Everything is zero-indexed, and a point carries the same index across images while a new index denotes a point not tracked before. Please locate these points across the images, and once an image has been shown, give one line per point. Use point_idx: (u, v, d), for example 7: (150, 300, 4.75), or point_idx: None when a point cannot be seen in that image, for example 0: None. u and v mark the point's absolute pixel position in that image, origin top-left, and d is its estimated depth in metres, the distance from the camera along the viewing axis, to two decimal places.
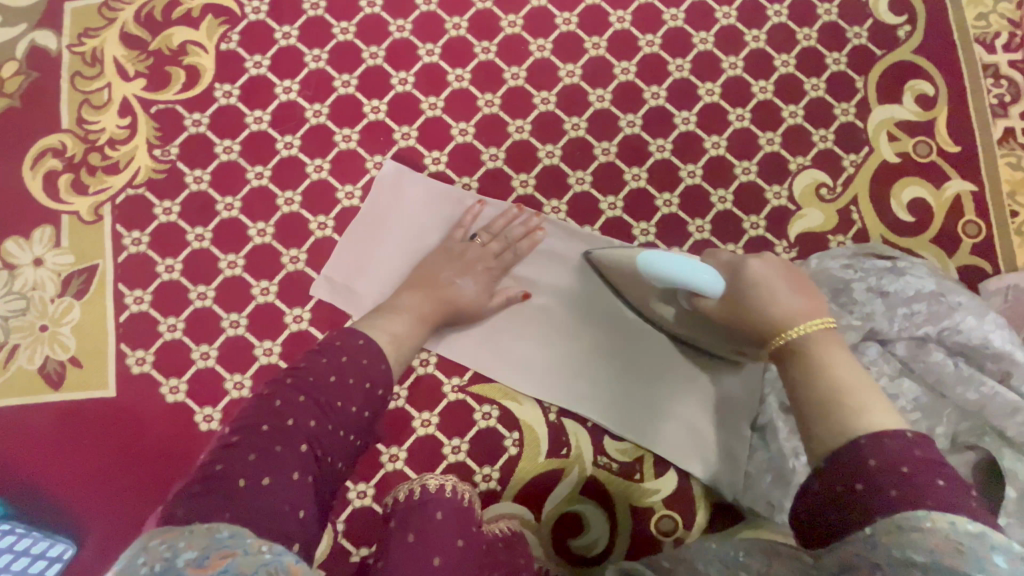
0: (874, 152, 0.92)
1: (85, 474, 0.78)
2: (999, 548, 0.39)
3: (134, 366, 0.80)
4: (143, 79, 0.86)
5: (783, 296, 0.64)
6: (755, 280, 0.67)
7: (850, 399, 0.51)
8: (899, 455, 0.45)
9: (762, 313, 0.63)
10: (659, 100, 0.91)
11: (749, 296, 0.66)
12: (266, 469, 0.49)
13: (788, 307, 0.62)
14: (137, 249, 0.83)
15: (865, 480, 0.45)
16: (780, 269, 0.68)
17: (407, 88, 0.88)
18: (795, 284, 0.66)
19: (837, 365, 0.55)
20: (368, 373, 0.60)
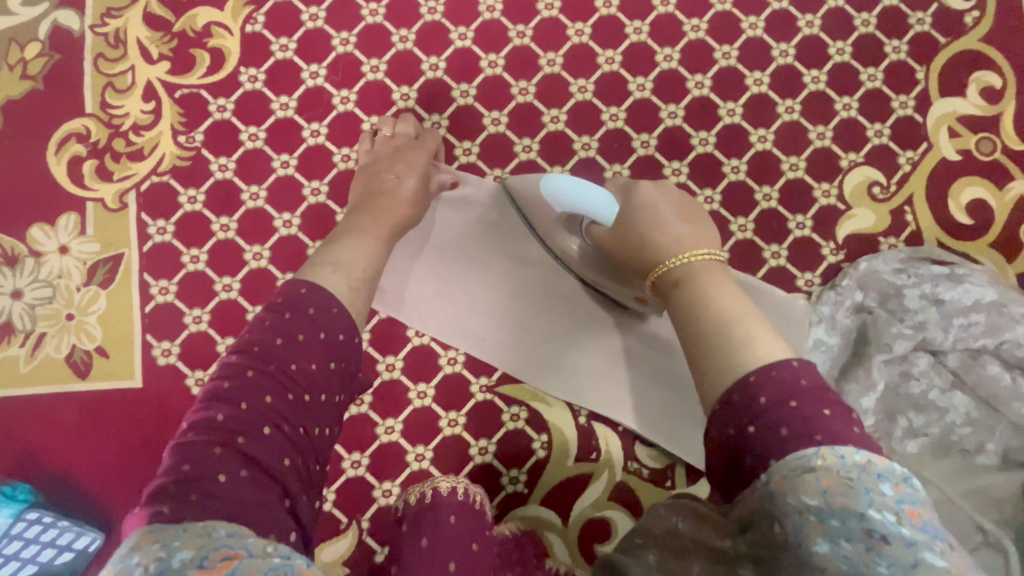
0: (933, 149, 0.86)
1: (111, 462, 0.78)
2: (882, 473, 0.40)
3: (160, 357, 0.80)
4: (167, 62, 0.83)
5: (671, 224, 0.64)
6: (648, 207, 0.66)
7: (737, 330, 0.50)
8: (787, 389, 0.45)
9: (649, 237, 0.63)
10: (703, 90, 0.86)
11: (640, 223, 0.65)
12: (236, 461, 0.44)
13: (675, 234, 0.62)
14: (162, 238, 0.81)
15: (757, 421, 0.45)
16: (671, 197, 0.68)
17: (438, 74, 0.84)
18: (683, 213, 0.66)
19: (722, 294, 0.54)
20: (321, 322, 0.53)
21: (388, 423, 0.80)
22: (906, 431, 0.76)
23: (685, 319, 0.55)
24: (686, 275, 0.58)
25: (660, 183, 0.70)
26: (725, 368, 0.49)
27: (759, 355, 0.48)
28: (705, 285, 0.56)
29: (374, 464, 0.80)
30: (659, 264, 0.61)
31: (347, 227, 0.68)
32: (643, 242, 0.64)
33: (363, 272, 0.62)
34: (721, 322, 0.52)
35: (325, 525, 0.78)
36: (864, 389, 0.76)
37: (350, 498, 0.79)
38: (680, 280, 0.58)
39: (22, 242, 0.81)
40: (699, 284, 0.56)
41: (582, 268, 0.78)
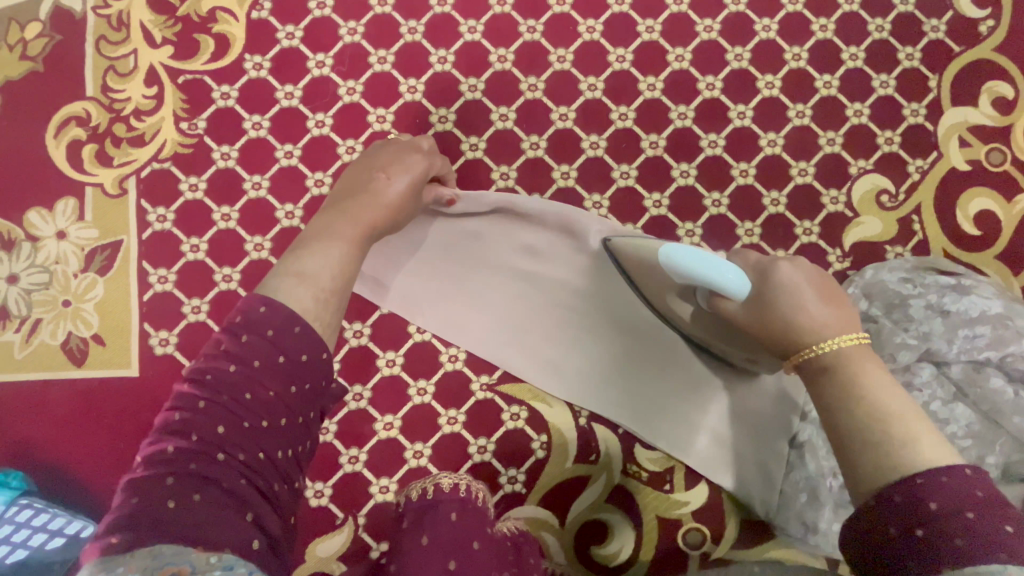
0: (943, 158, 0.85)
1: (105, 451, 0.77)
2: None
3: (157, 347, 0.79)
4: (170, 47, 0.81)
5: (813, 305, 0.57)
6: (785, 285, 0.58)
7: (899, 432, 0.47)
8: (962, 498, 0.41)
9: (791, 320, 0.56)
10: (714, 92, 0.85)
11: (778, 300, 0.58)
12: (191, 486, 0.43)
13: (821, 319, 0.55)
14: (161, 226, 0.80)
15: (924, 524, 0.41)
16: (809, 273, 0.60)
17: (446, 67, 0.83)
18: (826, 291, 0.59)
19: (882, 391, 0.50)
20: (282, 346, 0.49)
21: (386, 419, 0.80)
22: None
23: (834, 410, 0.51)
24: (838, 363, 0.53)
25: (798, 260, 0.61)
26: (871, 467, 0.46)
27: (925, 457, 0.45)
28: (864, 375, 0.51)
29: (372, 460, 0.79)
30: (801, 347, 0.56)
31: (308, 235, 0.59)
32: (780, 321, 0.57)
33: (332, 282, 0.56)
34: (875, 416, 0.48)
35: (320, 520, 0.78)
36: None
37: (346, 494, 0.78)
38: (828, 368, 0.54)
39: (19, 226, 0.80)
40: (858, 376, 0.51)
41: (693, 330, 0.74)
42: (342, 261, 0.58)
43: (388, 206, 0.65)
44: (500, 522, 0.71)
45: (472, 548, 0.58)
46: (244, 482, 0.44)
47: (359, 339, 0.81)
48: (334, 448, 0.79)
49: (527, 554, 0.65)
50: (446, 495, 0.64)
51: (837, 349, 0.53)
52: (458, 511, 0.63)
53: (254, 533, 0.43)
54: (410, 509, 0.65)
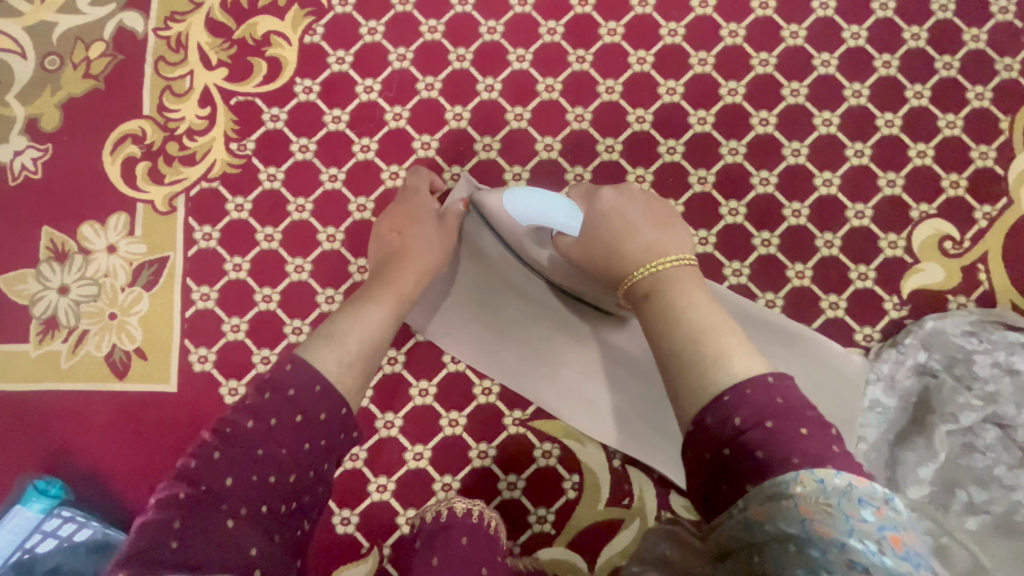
0: (1013, 205, 0.80)
1: (140, 464, 0.78)
2: (864, 498, 0.39)
3: (196, 363, 0.79)
4: (225, 69, 0.83)
5: (643, 231, 0.61)
6: (611, 216, 0.63)
7: (709, 348, 0.48)
8: (764, 408, 0.43)
9: (617, 242, 0.61)
10: (767, 127, 0.82)
11: (607, 234, 0.62)
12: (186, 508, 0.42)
13: (642, 242, 0.60)
14: (207, 244, 0.81)
15: (731, 443, 0.43)
16: (631, 201, 0.65)
17: (493, 95, 0.83)
18: (652, 216, 0.63)
19: (693, 305, 0.53)
20: (300, 403, 0.49)
21: (416, 449, 0.79)
22: (965, 506, 0.71)
23: (660, 337, 0.52)
24: (655, 287, 0.56)
25: (620, 184, 0.67)
26: (693, 390, 0.47)
27: (735, 372, 0.46)
28: (676, 292, 0.54)
29: (400, 489, 0.78)
30: (626, 275, 0.59)
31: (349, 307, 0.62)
32: (610, 249, 0.61)
33: (360, 346, 0.56)
34: (693, 336, 0.50)
35: (346, 548, 0.77)
36: (921, 459, 0.73)
37: (373, 523, 0.77)
38: (648, 292, 0.56)
39: (73, 238, 0.82)
40: (674, 297, 0.54)
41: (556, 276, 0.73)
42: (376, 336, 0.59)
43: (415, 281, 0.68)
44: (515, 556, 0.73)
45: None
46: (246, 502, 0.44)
47: (393, 366, 0.80)
48: (362, 475, 0.78)
49: None
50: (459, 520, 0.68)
51: (656, 271, 0.57)
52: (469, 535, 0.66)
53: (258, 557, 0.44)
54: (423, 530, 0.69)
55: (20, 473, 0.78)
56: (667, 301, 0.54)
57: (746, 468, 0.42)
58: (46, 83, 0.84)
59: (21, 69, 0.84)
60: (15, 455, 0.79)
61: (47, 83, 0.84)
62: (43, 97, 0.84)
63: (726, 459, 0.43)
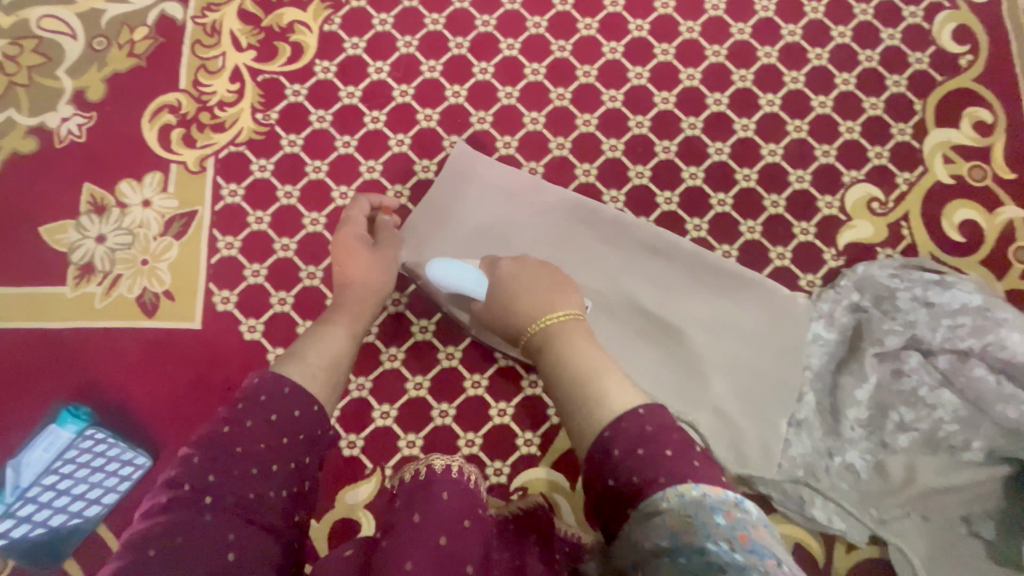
0: (928, 172, 0.95)
1: (164, 393, 0.86)
2: (715, 505, 0.44)
3: (219, 304, 0.89)
4: (254, 51, 0.96)
5: (536, 295, 0.73)
6: (506, 280, 0.77)
7: (592, 388, 0.58)
8: (640, 437, 0.51)
9: (516, 306, 0.73)
10: (720, 107, 0.96)
11: (504, 294, 0.75)
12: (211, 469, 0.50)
13: (533, 300, 0.72)
14: (232, 200, 0.92)
15: (614, 474, 0.50)
16: (521, 267, 0.79)
17: (487, 76, 0.96)
18: (536, 277, 0.77)
19: (580, 355, 0.63)
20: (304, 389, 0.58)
21: (417, 379, 0.88)
22: (897, 425, 0.83)
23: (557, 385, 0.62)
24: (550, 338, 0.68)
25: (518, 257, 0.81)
26: (585, 425, 0.55)
27: (612, 406, 0.55)
28: (563, 344, 0.66)
29: (402, 416, 0.87)
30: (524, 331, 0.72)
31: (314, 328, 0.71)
32: (509, 309, 0.74)
33: (328, 360, 0.66)
34: (579, 381, 0.60)
35: (352, 469, 0.85)
36: (858, 381, 0.84)
37: (377, 445, 0.86)
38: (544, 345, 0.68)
39: (112, 194, 0.92)
40: (562, 346, 0.66)
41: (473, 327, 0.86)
42: (342, 349, 0.70)
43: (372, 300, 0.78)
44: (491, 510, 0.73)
45: (462, 527, 0.54)
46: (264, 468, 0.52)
47: (396, 306, 0.91)
48: (367, 402, 0.88)
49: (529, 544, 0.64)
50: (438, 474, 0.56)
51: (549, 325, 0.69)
52: (450, 491, 0.56)
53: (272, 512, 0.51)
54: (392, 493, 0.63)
55: (53, 400, 0.86)
56: (560, 349, 0.66)
57: (626, 489, 0.49)
58: (93, 61, 0.95)
59: (72, 48, 0.96)
60: (48, 384, 0.86)
61: (95, 61, 0.95)
62: (90, 72, 0.95)
63: (612, 488, 0.50)
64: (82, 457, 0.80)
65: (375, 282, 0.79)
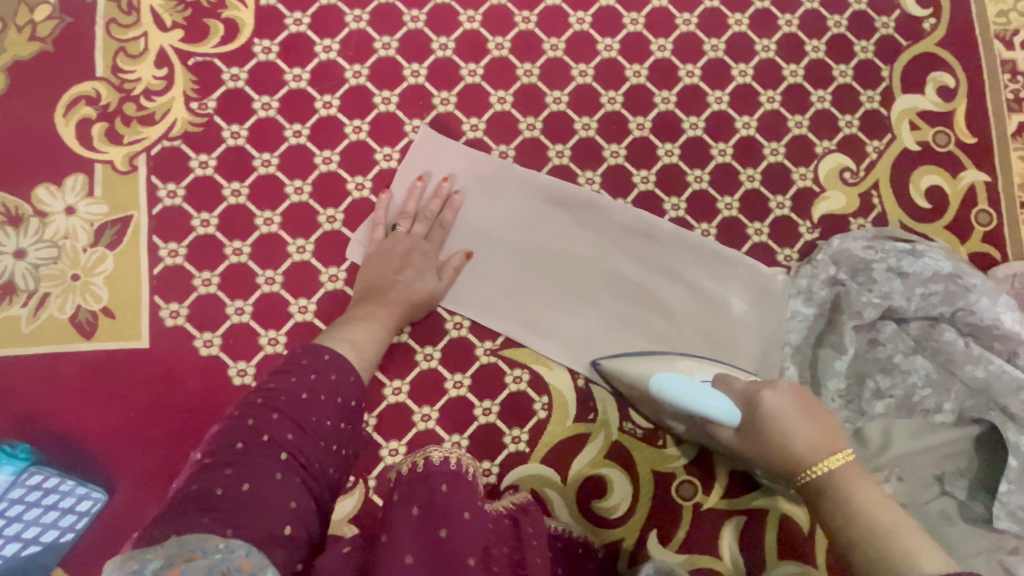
0: (896, 139, 0.95)
1: (116, 421, 0.79)
2: None
3: (168, 318, 0.80)
4: (180, 30, 0.85)
5: (805, 433, 0.67)
6: (773, 418, 0.68)
7: (906, 552, 0.57)
8: None
9: (780, 445, 0.68)
10: (693, 78, 0.93)
11: (775, 433, 0.68)
12: (245, 476, 0.52)
13: (811, 445, 0.67)
14: (172, 202, 0.82)
15: None
16: (792, 394, 0.71)
17: (447, 53, 0.89)
18: (811, 414, 0.69)
19: (877, 510, 0.62)
20: (339, 388, 0.64)
21: (395, 384, 0.84)
22: (873, 393, 0.85)
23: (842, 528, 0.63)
24: (835, 491, 0.64)
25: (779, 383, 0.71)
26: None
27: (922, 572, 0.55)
28: (859, 498, 0.63)
29: (381, 423, 0.83)
30: (800, 472, 0.67)
31: (354, 315, 0.76)
32: (760, 446, 0.69)
33: (373, 354, 0.73)
34: (879, 533, 0.60)
35: None
36: (838, 353, 0.85)
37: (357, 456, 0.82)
38: (827, 493, 0.65)
39: (27, 201, 0.81)
40: (856, 494, 0.63)
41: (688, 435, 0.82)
42: (379, 341, 0.74)
43: (413, 302, 0.79)
44: (490, 504, 0.69)
45: (463, 517, 0.54)
46: (298, 481, 0.54)
47: None
48: None
49: (526, 524, 0.63)
50: (437, 466, 0.56)
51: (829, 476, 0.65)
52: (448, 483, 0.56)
53: (287, 519, 0.51)
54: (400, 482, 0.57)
55: None
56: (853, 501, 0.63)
57: None
58: None
59: None
60: None
61: None
62: None
63: None
64: (34, 480, 0.72)
65: (423, 282, 0.81)
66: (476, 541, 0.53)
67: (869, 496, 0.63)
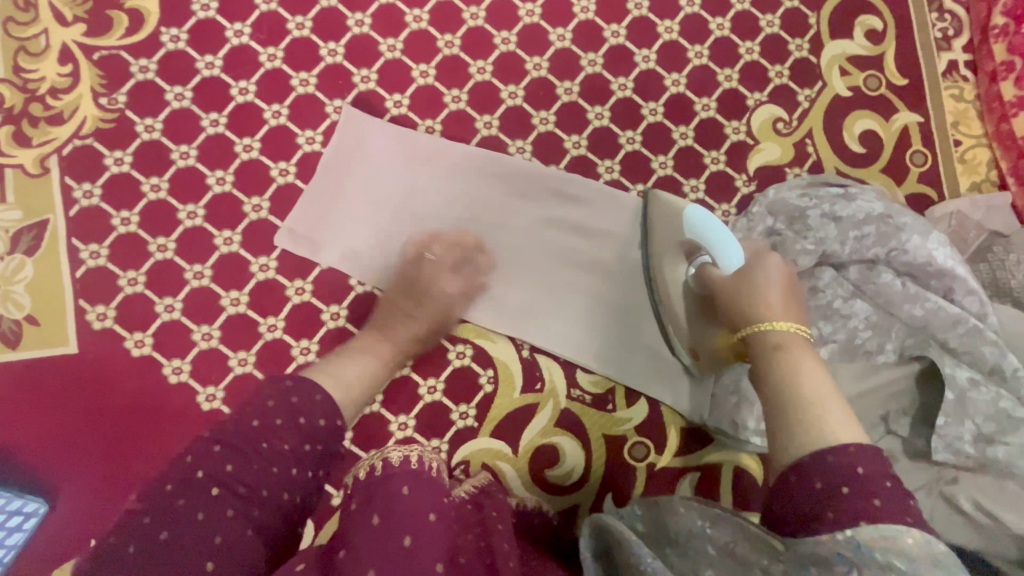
0: (827, 87, 0.94)
1: (53, 429, 0.77)
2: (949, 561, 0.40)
3: (96, 322, 0.79)
4: (83, 25, 0.82)
5: (774, 297, 0.62)
6: (762, 279, 0.65)
7: (829, 410, 0.47)
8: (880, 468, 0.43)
9: (754, 298, 0.63)
10: (619, 39, 0.91)
11: (750, 287, 0.65)
12: (205, 498, 0.48)
13: (775, 305, 0.60)
14: (89, 202, 0.80)
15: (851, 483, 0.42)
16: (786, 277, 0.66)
17: (364, 29, 0.86)
18: (790, 293, 0.63)
19: (813, 374, 0.52)
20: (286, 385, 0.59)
21: None
22: (817, 340, 0.84)
23: (766, 383, 0.53)
24: (778, 345, 0.55)
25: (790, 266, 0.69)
26: (802, 437, 0.46)
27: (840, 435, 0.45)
28: (794, 356, 0.54)
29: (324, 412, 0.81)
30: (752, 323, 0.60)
31: (355, 349, 0.72)
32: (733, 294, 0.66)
33: (362, 384, 0.68)
34: (806, 393, 0.49)
35: None
36: None
37: None
38: (766, 347, 0.56)
39: None
40: (795, 355, 0.54)
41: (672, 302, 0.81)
42: (368, 370, 0.70)
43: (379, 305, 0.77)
44: (453, 491, 0.63)
45: (427, 521, 0.46)
46: (263, 498, 0.51)
47: (302, 296, 0.81)
48: None
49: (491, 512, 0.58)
50: (398, 468, 0.48)
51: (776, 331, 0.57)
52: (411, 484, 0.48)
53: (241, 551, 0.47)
54: (354, 490, 0.49)
55: None
56: (786, 361, 0.53)
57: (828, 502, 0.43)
58: None
59: None
60: None
61: None
62: None
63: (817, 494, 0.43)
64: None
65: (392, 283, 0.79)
66: (445, 547, 0.45)
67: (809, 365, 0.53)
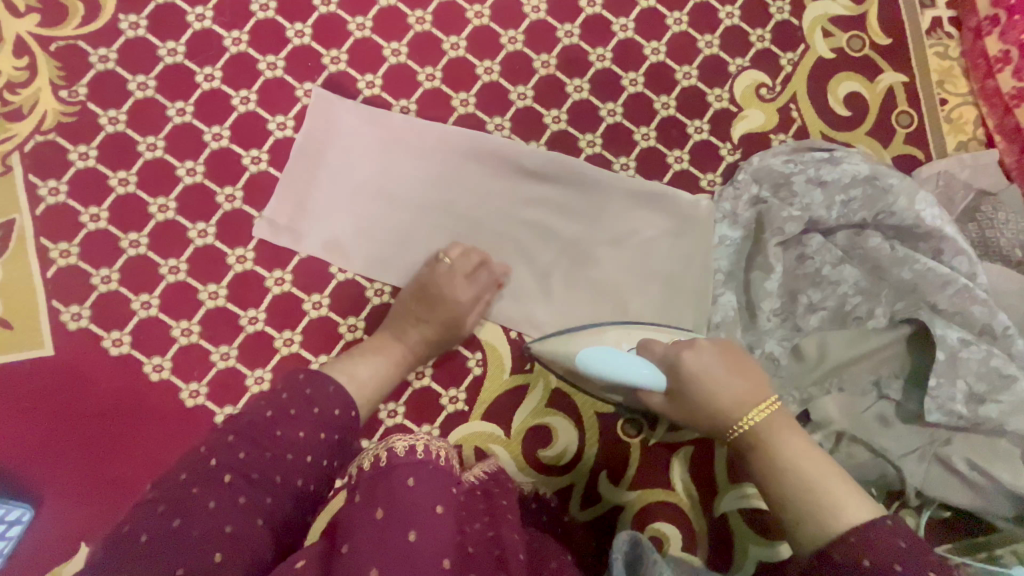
0: (810, 49, 0.92)
1: (31, 436, 0.75)
2: None
3: (70, 322, 0.77)
4: (37, 14, 0.79)
5: (725, 384, 0.63)
6: (697, 378, 0.63)
7: (828, 494, 0.53)
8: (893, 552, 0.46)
9: (706, 398, 0.63)
10: (595, 8, 0.89)
11: (696, 391, 0.63)
12: (202, 491, 0.50)
13: (732, 400, 0.62)
14: (56, 199, 0.77)
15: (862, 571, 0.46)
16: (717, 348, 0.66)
17: (331, 9, 0.84)
18: (731, 362, 0.65)
19: (802, 457, 0.57)
20: None
21: (321, 359, 0.79)
22: (807, 307, 0.83)
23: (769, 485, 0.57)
24: (760, 444, 0.59)
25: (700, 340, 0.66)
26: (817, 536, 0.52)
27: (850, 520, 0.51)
28: (777, 448, 0.58)
29: None
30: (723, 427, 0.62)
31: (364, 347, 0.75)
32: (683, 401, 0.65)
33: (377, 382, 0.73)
34: (804, 486, 0.55)
35: None
36: (768, 274, 0.82)
37: None
38: (752, 447, 0.60)
39: None
40: (778, 445, 0.58)
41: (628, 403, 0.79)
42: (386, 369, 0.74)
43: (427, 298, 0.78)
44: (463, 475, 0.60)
45: (433, 514, 0.43)
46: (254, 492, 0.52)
47: (282, 286, 0.80)
48: None
49: (500, 499, 0.56)
50: (401, 458, 0.46)
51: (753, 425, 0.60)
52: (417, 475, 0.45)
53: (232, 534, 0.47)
54: (359, 481, 0.47)
55: None
56: (775, 466, 0.57)
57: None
58: None
59: None
60: None
61: None
62: None
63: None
64: None
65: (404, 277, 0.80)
66: (451, 536, 0.43)
67: (795, 449, 0.58)
